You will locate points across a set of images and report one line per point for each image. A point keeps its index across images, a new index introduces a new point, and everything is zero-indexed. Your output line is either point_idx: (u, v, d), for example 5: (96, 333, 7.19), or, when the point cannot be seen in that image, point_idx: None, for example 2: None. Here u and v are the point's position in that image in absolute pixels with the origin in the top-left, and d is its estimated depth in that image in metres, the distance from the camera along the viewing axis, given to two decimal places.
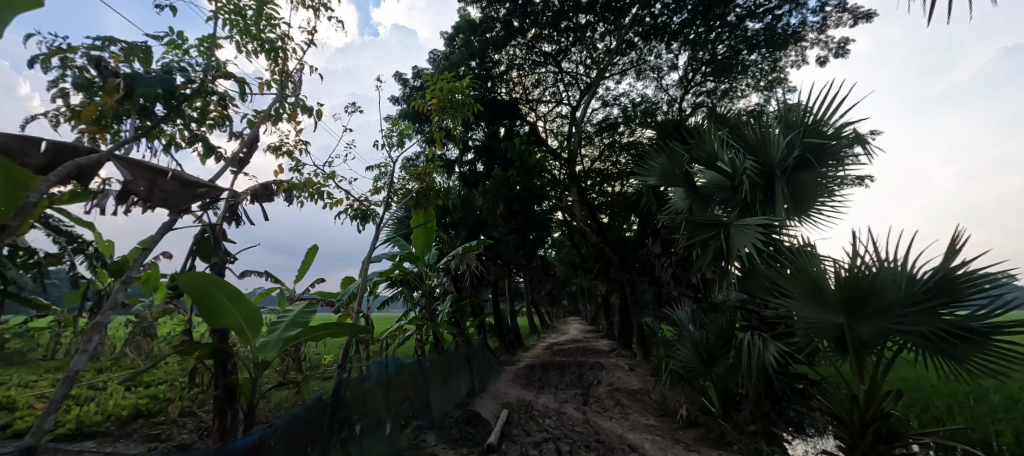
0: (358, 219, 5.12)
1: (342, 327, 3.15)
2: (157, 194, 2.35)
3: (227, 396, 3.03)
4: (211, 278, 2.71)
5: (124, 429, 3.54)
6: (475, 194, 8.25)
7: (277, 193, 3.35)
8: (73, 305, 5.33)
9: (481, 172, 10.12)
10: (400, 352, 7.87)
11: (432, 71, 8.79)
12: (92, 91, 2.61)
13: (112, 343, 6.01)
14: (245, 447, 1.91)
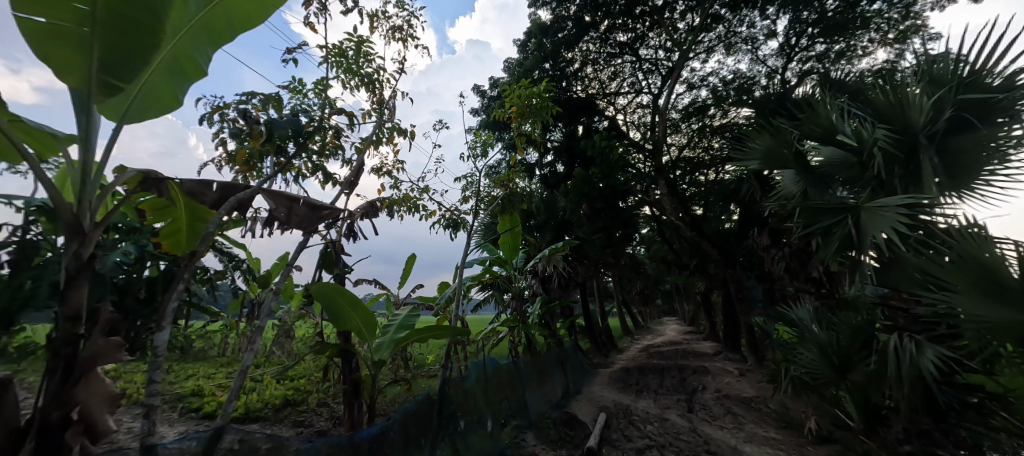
0: (449, 229, 5.46)
1: (442, 329, 3.43)
2: (294, 218, 2.79)
3: (353, 389, 3.50)
4: (336, 288, 3.15)
5: (278, 415, 4.25)
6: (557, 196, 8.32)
7: (381, 209, 3.77)
8: (235, 312, 6.50)
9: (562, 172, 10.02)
10: (495, 353, 8.21)
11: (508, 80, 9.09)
12: (242, 138, 3.21)
13: (263, 344, 7.20)
14: (370, 436, 2.22)
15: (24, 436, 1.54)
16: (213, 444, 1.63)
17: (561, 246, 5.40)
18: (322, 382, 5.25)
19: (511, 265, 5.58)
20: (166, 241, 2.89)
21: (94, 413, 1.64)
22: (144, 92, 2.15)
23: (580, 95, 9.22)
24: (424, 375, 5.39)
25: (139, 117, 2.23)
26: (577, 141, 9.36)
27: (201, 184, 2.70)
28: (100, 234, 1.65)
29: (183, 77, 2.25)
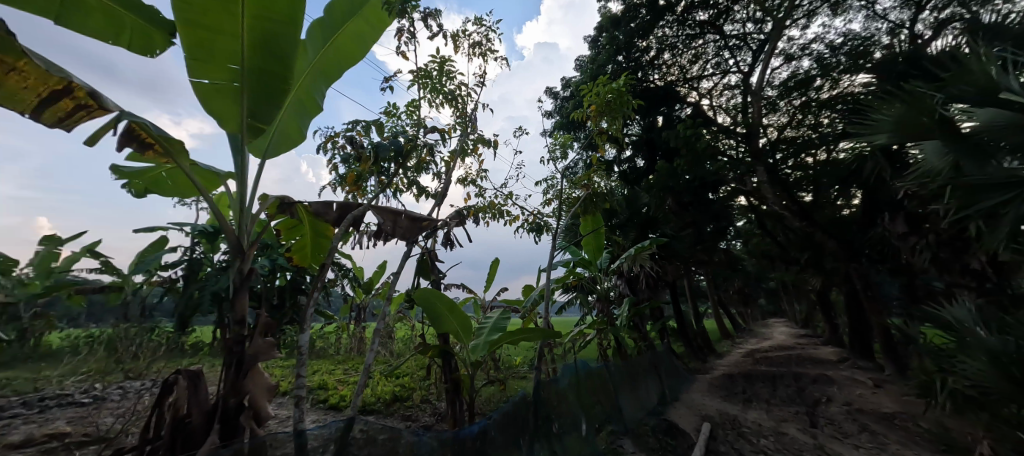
0: (534, 231, 5.58)
1: (535, 332, 3.49)
2: (398, 229, 3.05)
3: (455, 388, 3.57)
4: (437, 294, 3.36)
5: (388, 408, 4.66)
6: (640, 192, 7.99)
7: (468, 217, 3.94)
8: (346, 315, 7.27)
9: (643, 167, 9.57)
10: (584, 355, 8.11)
11: (581, 78, 8.98)
12: (350, 161, 3.60)
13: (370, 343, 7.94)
14: (474, 433, 2.31)
15: (209, 419, 1.89)
16: (347, 434, 1.84)
17: (648, 244, 5.02)
18: (424, 380, 5.63)
19: (597, 265, 5.31)
20: (295, 255, 3.53)
21: (257, 402, 1.96)
22: (278, 130, 2.50)
23: (658, 85, 8.82)
24: (515, 378, 5.50)
25: (279, 154, 2.62)
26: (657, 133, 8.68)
27: (322, 205, 3.02)
28: (255, 252, 2.02)
29: (304, 115, 2.58)
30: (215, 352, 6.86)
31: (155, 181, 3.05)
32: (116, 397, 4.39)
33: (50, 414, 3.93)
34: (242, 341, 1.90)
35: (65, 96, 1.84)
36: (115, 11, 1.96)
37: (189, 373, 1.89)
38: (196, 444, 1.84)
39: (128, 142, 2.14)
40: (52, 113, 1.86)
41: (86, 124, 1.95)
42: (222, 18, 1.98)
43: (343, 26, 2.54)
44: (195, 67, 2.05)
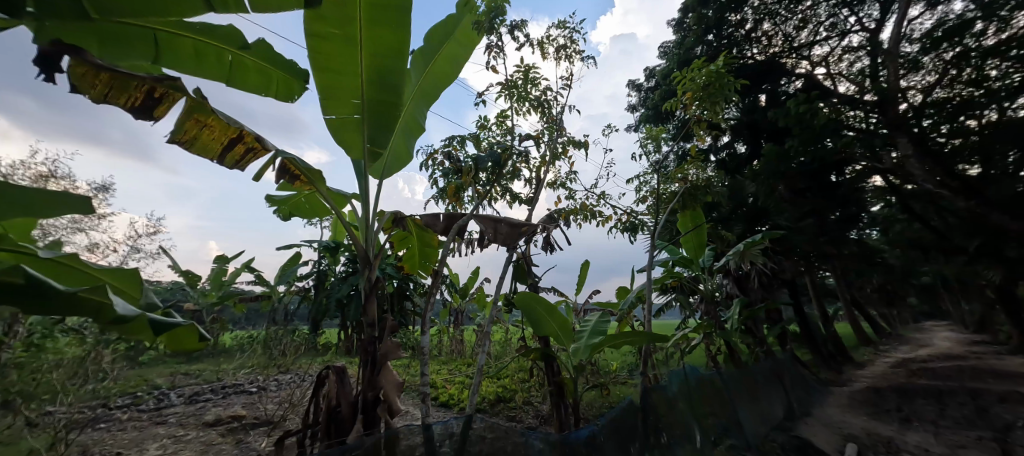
0: (629, 231, 5.38)
1: (639, 334, 3.32)
2: (500, 235, 3.18)
3: (558, 391, 3.53)
4: (537, 298, 3.41)
5: (494, 408, 4.83)
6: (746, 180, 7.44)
7: (560, 220, 3.89)
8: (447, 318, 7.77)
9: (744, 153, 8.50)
10: (692, 361, 7.55)
11: (667, 66, 8.50)
12: (451, 175, 3.81)
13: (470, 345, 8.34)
14: (585, 438, 2.04)
15: (354, 410, 2.16)
16: (466, 431, 1.80)
17: (758, 239, 4.14)
18: (525, 382, 5.72)
19: (698, 264, 4.68)
20: (406, 263, 3.87)
21: (390, 396, 2.16)
22: (391, 153, 2.78)
23: (758, 61, 7.89)
24: (617, 383, 5.31)
25: (393, 172, 2.90)
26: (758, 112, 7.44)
27: (430, 218, 3.26)
28: (379, 261, 2.30)
29: (409, 134, 2.80)
30: (342, 351, 7.78)
31: (296, 206, 3.58)
32: (273, 387, 5.23)
33: (228, 400, 4.81)
34: (374, 342, 2.16)
35: (239, 142, 2.32)
36: (267, 68, 2.32)
37: (336, 369, 2.19)
38: (345, 430, 2.12)
39: (281, 175, 2.58)
40: (231, 157, 2.32)
41: (252, 164, 2.42)
42: (346, 61, 2.24)
43: (440, 50, 2.71)
44: (327, 105, 2.36)
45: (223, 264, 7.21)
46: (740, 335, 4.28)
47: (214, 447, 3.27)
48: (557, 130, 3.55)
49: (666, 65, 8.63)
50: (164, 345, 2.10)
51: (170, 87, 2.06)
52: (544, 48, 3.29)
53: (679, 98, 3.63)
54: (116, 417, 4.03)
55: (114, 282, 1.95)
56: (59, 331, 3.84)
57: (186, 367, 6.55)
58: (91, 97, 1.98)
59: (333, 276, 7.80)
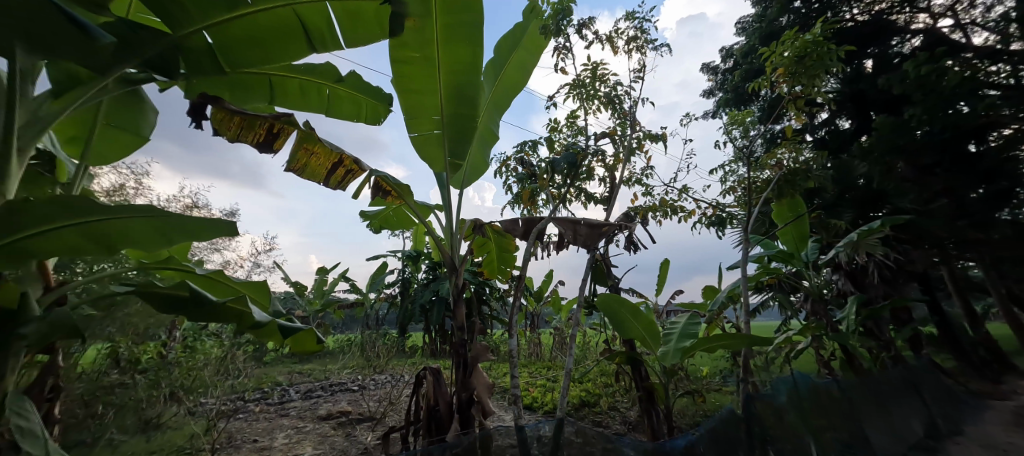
0: (715, 226, 5.01)
1: (736, 337, 3.04)
2: (579, 237, 3.15)
3: (648, 397, 3.36)
4: (618, 299, 3.30)
5: (579, 413, 4.74)
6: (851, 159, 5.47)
7: (637, 218, 3.72)
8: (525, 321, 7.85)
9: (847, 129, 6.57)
10: (798, 366, 6.77)
11: (747, 43, 7.79)
12: (526, 181, 3.84)
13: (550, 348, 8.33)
14: (682, 449, 1.92)
15: (451, 409, 2.28)
16: (560, 434, 1.72)
17: (877, 227, 3.60)
18: (609, 386, 5.57)
19: (800, 258, 4.20)
20: (485, 268, 4.00)
21: (482, 397, 2.30)
22: (469, 163, 2.92)
23: (860, 22, 6.62)
24: (711, 390, 4.94)
25: (473, 181, 3.03)
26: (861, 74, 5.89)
27: (509, 223, 3.31)
28: (464, 267, 2.42)
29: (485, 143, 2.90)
30: (429, 354, 8.22)
31: (385, 219, 3.88)
32: (372, 386, 5.69)
33: (335, 396, 5.34)
34: (465, 344, 2.25)
35: (340, 165, 2.59)
36: (357, 97, 2.55)
37: (432, 371, 2.34)
38: (444, 428, 2.25)
39: (376, 192, 2.83)
40: (334, 179, 2.59)
41: (351, 184, 2.67)
42: (425, 81, 2.36)
43: (509, 60, 2.73)
44: (412, 124, 2.53)
45: (323, 275, 8.10)
46: (860, 338, 3.74)
47: (328, 439, 3.64)
48: (630, 125, 3.41)
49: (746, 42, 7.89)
50: (290, 347, 2.39)
51: (285, 122, 2.44)
52: (612, 43, 3.22)
53: (767, 77, 3.28)
54: (250, 409, 4.68)
55: (250, 294, 2.26)
56: (205, 335, 4.57)
57: (300, 367, 7.40)
58: (228, 138, 2.38)
59: (416, 283, 8.45)
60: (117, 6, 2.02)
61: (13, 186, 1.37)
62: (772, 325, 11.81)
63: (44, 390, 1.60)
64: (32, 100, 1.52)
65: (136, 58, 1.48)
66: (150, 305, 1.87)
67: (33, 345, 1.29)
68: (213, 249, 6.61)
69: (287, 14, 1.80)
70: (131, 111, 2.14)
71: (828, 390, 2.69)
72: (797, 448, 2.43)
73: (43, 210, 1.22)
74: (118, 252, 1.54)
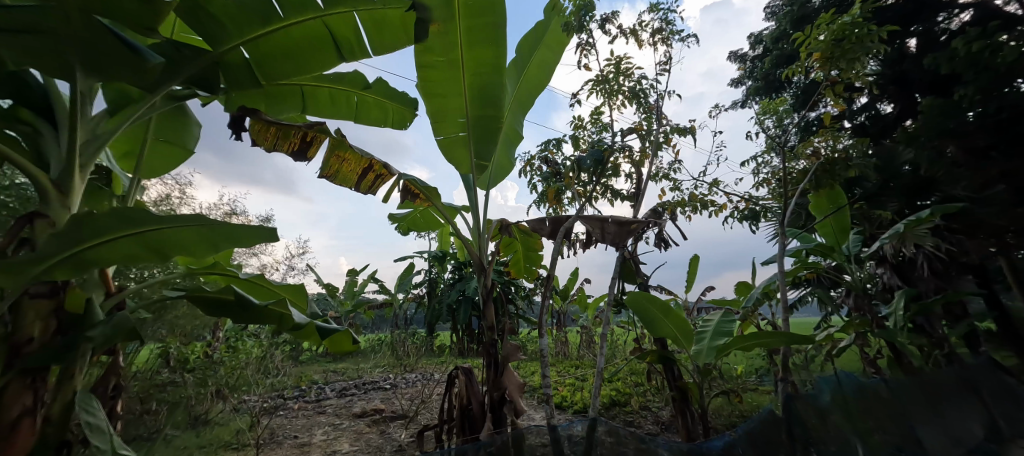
0: (747, 219, 4.84)
1: (774, 335, 2.93)
2: (607, 235, 3.11)
3: (682, 397, 3.28)
4: (649, 297, 3.23)
5: (609, 412, 4.69)
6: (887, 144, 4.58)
7: (665, 214, 3.63)
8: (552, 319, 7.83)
9: (887, 115, 5.99)
10: (841, 365, 6.46)
11: (777, 29, 7.48)
12: (551, 179, 3.83)
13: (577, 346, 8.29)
14: (719, 449, 1.88)
15: (484, 408, 2.31)
16: (593, 434, 1.70)
17: (925, 217, 3.40)
18: (639, 386, 5.48)
19: (840, 252, 4.01)
20: (511, 268, 4.02)
21: (514, 396, 2.30)
22: (494, 164, 2.94)
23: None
24: (747, 390, 4.78)
25: (499, 181, 3.04)
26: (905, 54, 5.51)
27: (536, 223, 3.31)
28: (493, 267, 2.44)
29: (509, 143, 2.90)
30: (457, 353, 8.32)
31: (412, 221, 3.95)
32: (403, 384, 5.81)
33: (368, 395, 5.48)
34: (496, 344, 2.27)
35: (369, 170, 2.66)
36: (384, 102, 2.61)
37: (464, 370, 2.37)
38: (478, 427, 2.27)
39: (405, 195, 2.89)
40: (365, 184, 2.66)
41: (381, 188, 2.74)
42: (450, 84, 2.39)
43: (531, 59, 2.73)
44: (439, 128, 2.56)
45: (353, 276, 8.34)
46: (910, 336, 3.53)
47: (363, 436, 3.75)
48: (656, 119, 3.34)
49: (777, 27, 7.58)
50: (328, 347, 2.48)
51: (318, 131, 2.54)
52: (637, 36, 3.16)
53: (801, 63, 3.14)
54: (290, 406, 4.87)
55: (289, 297, 2.35)
56: (245, 336, 4.78)
57: (335, 366, 7.64)
58: (265, 147, 2.51)
59: (442, 283, 8.59)
60: (163, 27, 2.15)
61: (77, 200, 1.48)
62: (811, 321, 11.32)
63: (107, 389, 1.71)
64: (90, 119, 1.64)
65: (181, 76, 1.57)
66: (199, 308, 1.98)
67: (100, 347, 1.39)
68: (250, 254, 6.91)
69: (316, 25, 1.86)
70: (177, 125, 2.26)
71: (876, 391, 2.56)
72: (843, 451, 2.32)
73: (105, 222, 1.31)
74: (170, 259, 1.63)
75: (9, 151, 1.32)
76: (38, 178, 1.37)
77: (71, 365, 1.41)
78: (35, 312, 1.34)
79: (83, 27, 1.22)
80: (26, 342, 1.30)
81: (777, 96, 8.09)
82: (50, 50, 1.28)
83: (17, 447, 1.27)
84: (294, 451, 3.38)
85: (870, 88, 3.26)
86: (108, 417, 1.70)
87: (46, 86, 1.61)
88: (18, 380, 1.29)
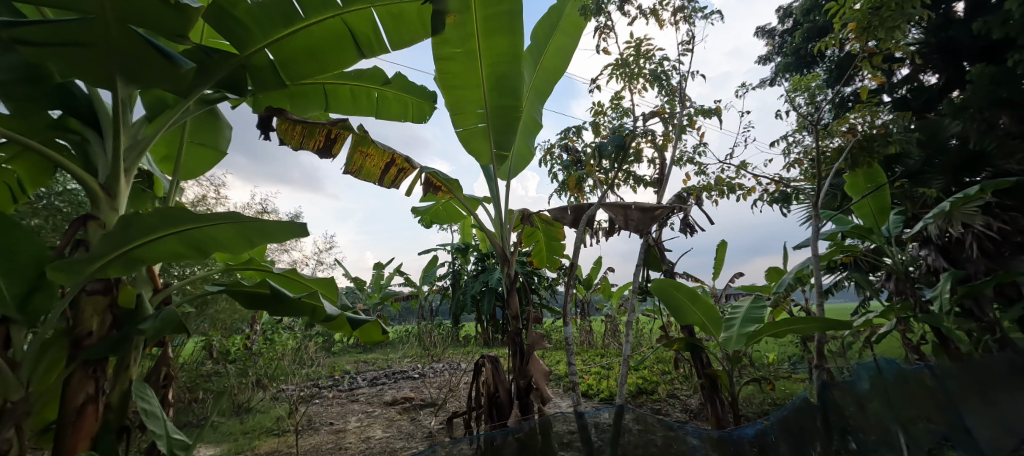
0: (778, 202, 4.67)
1: (808, 321, 2.84)
2: (632, 222, 3.06)
3: (711, 385, 3.20)
4: (674, 284, 3.18)
5: (637, 400, 4.68)
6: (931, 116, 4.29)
7: (691, 199, 3.54)
8: (576, 308, 7.85)
9: (932, 85, 5.62)
10: (881, 352, 6.21)
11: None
12: (572, 167, 3.78)
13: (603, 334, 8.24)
14: (750, 437, 1.86)
15: (511, 395, 2.35)
16: (620, 421, 1.71)
17: (974, 194, 3.18)
18: (666, 373, 5.44)
19: (879, 233, 3.83)
20: (534, 258, 4.04)
21: (540, 384, 2.33)
22: (514, 153, 2.93)
23: None
24: (780, 378, 4.66)
25: (520, 170, 3.03)
26: (952, 19, 5.04)
27: (558, 212, 3.29)
28: (515, 258, 2.44)
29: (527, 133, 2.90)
30: (483, 343, 8.44)
31: (435, 214, 4.00)
32: (432, 373, 5.96)
33: (398, 383, 5.65)
34: (520, 333, 2.30)
35: (392, 164, 2.71)
36: (404, 97, 2.64)
37: (490, 358, 2.42)
38: (505, 414, 2.31)
39: (427, 187, 2.93)
40: (388, 178, 2.72)
41: (404, 182, 2.79)
42: (469, 76, 2.39)
43: (548, 44, 2.68)
44: (458, 120, 2.57)
45: (379, 269, 8.58)
46: (956, 320, 3.35)
47: (396, 423, 3.89)
48: (680, 101, 3.24)
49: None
50: (359, 338, 2.57)
51: (341, 127, 2.60)
52: (657, 16, 3.06)
53: (835, 35, 2.97)
54: (325, 395, 5.07)
55: (321, 290, 2.43)
56: (281, 329, 5.00)
57: (365, 356, 7.91)
58: (293, 145, 2.60)
59: (465, 274, 8.72)
60: (193, 33, 2.23)
61: (125, 202, 1.58)
62: (846, 307, 10.90)
63: (160, 378, 1.83)
64: (131, 125, 1.73)
65: (211, 78, 1.63)
66: (239, 302, 2.09)
67: (152, 339, 1.48)
68: (281, 251, 7.20)
69: (336, 23, 1.89)
70: (210, 129, 2.36)
71: (919, 377, 2.43)
72: (881, 439, 2.26)
73: (150, 222, 1.39)
74: (209, 256, 1.72)
75: (64, 157, 1.42)
76: (89, 183, 1.46)
77: (126, 356, 1.52)
78: (93, 307, 1.44)
79: (121, 39, 1.29)
80: (86, 336, 1.41)
81: (810, 71, 7.70)
82: (92, 60, 1.35)
83: (84, 431, 1.38)
84: (331, 437, 3.54)
85: (912, 57, 3.06)
86: (161, 404, 1.82)
87: (91, 96, 1.70)
88: (81, 370, 1.39)
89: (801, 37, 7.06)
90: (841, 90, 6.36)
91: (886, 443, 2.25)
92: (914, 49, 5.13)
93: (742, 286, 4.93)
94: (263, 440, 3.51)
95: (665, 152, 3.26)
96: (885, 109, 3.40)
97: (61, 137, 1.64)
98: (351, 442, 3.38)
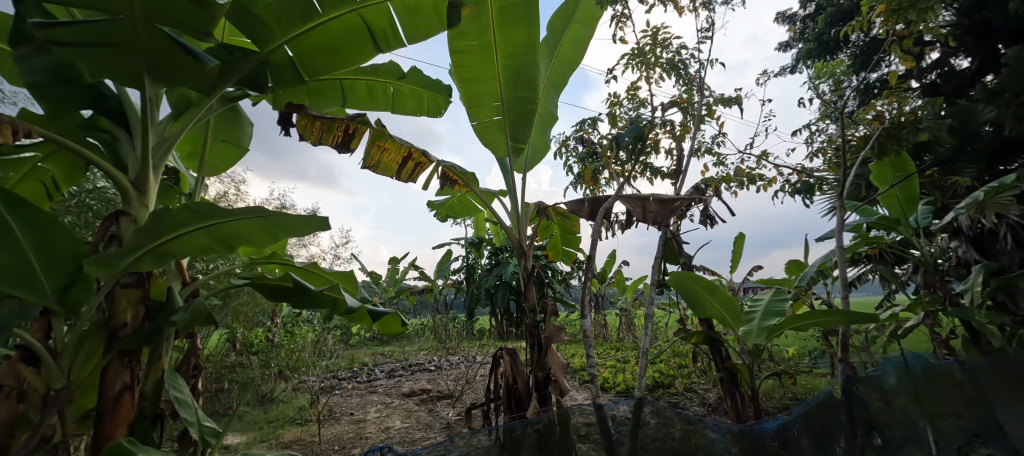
0: (801, 193, 4.55)
1: (832, 315, 2.76)
2: (649, 214, 3.03)
3: (730, 379, 3.13)
4: (693, 278, 3.12)
5: (653, 393, 4.66)
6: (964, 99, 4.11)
7: (709, 190, 3.46)
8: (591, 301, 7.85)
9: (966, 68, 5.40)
10: (908, 345, 6.03)
11: None
12: (589, 159, 3.76)
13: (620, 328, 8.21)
14: (773, 432, 1.84)
15: (529, 387, 2.35)
16: (639, 414, 1.70)
17: (1009, 184, 3.02)
18: (683, 368, 5.38)
19: (907, 224, 3.71)
20: (549, 251, 4.03)
21: (558, 376, 2.32)
22: (530, 145, 2.92)
23: None
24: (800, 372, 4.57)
25: (536, 162, 3.01)
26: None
27: (575, 205, 3.26)
28: (533, 251, 2.42)
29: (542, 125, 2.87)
30: (498, 336, 8.51)
31: (450, 208, 4.01)
32: (447, 366, 6.05)
33: (416, 375, 5.75)
34: (538, 326, 2.30)
35: (409, 159, 2.73)
36: (419, 92, 2.64)
37: (508, 351, 2.42)
38: (524, 405, 2.32)
39: (444, 181, 2.95)
40: (405, 172, 2.74)
41: (421, 175, 2.80)
42: (484, 69, 2.38)
43: (563, 35, 2.66)
44: (474, 113, 2.56)
45: (395, 264, 8.72)
46: (989, 314, 3.23)
47: (414, 414, 3.96)
48: (698, 90, 3.18)
49: None
50: (378, 330, 2.60)
51: (359, 123, 2.63)
52: (675, 3, 2.98)
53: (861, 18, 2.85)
54: (344, 386, 5.18)
55: (341, 283, 2.48)
56: (300, 322, 5.11)
57: (382, 349, 8.07)
58: (312, 142, 2.64)
59: (479, 268, 8.79)
60: (216, 31, 2.29)
61: (154, 198, 1.62)
62: (873, 299, 10.61)
63: (189, 368, 1.88)
64: (158, 122, 1.78)
65: (233, 76, 1.66)
66: (261, 295, 2.11)
67: (182, 330, 1.53)
68: (298, 246, 7.35)
69: (352, 18, 1.89)
70: (231, 125, 2.40)
71: (949, 373, 2.34)
72: (908, 434, 2.21)
73: (180, 217, 1.43)
74: (235, 250, 1.75)
75: (95, 155, 1.46)
76: (119, 179, 1.51)
77: (159, 346, 1.56)
78: (127, 300, 1.50)
79: (149, 38, 1.32)
80: (121, 327, 1.46)
81: (833, 57, 7.46)
82: (121, 59, 1.39)
83: (121, 417, 1.44)
84: (352, 426, 3.63)
85: (944, 39, 2.92)
86: (191, 393, 1.88)
87: (119, 95, 1.74)
88: (117, 360, 1.45)
89: (823, 21, 6.83)
90: (867, 76, 6.18)
91: (912, 439, 2.20)
92: (947, 31, 4.91)
93: (761, 279, 4.84)
94: (287, 429, 3.61)
95: (683, 143, 3.19)
96: (914, 95, 3.25)
97: (92, 136, 1.70)
98: (371, 432, 3.45)
